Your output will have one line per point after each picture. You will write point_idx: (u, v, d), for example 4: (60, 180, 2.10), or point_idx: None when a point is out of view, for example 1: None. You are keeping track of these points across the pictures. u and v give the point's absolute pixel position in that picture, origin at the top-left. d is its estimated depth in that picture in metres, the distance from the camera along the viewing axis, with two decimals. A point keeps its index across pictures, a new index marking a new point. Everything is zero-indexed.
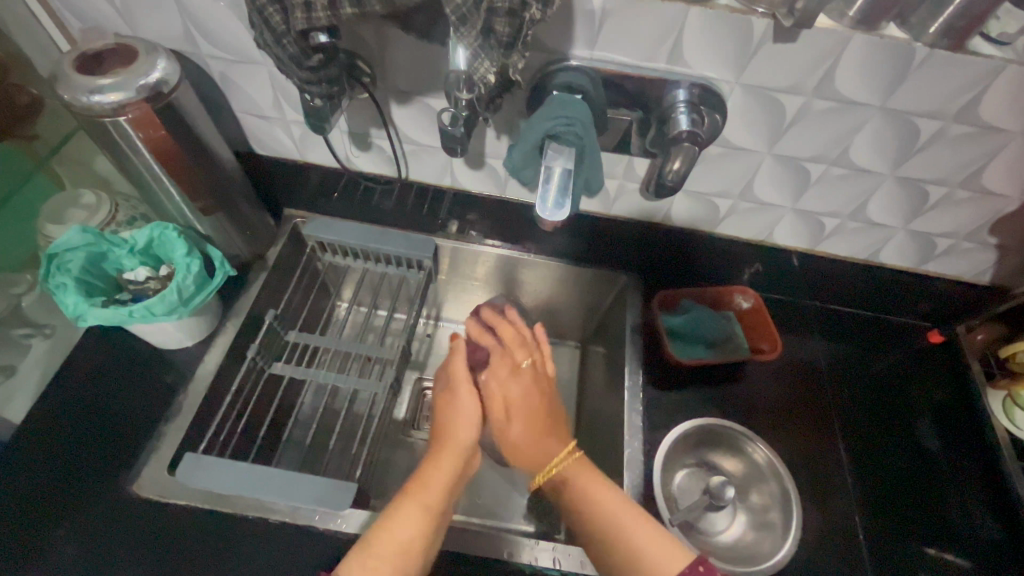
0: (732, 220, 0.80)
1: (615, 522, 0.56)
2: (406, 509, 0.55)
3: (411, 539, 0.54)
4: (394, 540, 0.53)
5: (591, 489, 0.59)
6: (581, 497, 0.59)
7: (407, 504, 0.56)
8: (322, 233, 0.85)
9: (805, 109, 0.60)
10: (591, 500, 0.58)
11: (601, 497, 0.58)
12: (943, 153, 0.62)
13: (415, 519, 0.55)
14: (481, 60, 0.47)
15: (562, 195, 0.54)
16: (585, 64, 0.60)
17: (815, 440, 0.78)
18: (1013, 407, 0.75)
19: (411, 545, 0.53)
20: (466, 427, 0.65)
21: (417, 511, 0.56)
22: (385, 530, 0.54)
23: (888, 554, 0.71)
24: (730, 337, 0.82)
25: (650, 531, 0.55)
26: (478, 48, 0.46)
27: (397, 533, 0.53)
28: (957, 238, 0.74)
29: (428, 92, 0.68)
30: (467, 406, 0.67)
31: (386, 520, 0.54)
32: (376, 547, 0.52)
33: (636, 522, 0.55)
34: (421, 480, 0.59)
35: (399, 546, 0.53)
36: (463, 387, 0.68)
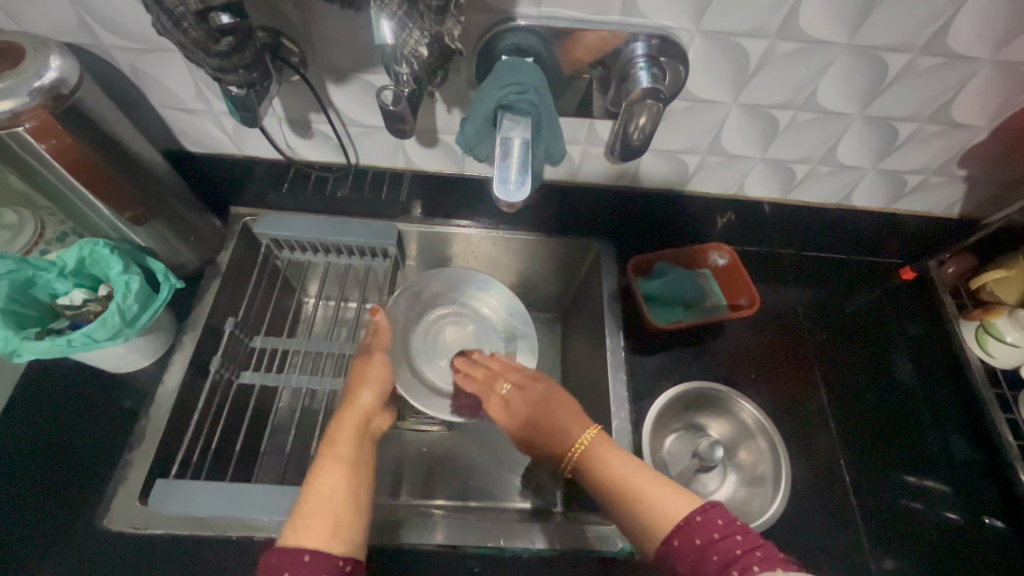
0: (701, 177, 0.76)
1: (626, 480, 0.53)
2: (327, 470, 0.55)
3: (339, 490, 0.53)
4: (318, 497, 0.52)
5: (601, 459, 0.56)
6: (609, 471, 0.55)
7: (326, 471, 0.55)
8: (277, 229, 0.82)
9: (770, 52, 0.56)
10: (597, 465, 0.56)
11: (618, 463, 0.55)
12: (912, 88, 0.59)
13: (339, 478, 0.55)
14: (409, 31, 0.44)
15: (522, 169, 0.49)
16: (534, 23, 0.55)
17: (796, 387, 0.79)
18: (987, 336, 0.76)
19: (336, 498, 0.53)
20: (370, 389, 0.65)
21: (339, 471, 0.55)
22: (309, 492, 0.53)
23: (871, 487, 0.73)
24: (706, 296, 0.81)
25: (654, 486, 0.52)
26: (403, 16, 0.44)
27: (321, 489, 0.53)
28: (927, 174, 0.72)
29: (365, 68, 0.62)
30: (378, 370, 0.67)
31: (310, 482, 0.54)
32: (309, 508, 0.51)
33: (642, 480, 0.53)
34: (331, 442, 0.59)
35: (328, 500, 0.52)
36: (378, 358, 0.68)
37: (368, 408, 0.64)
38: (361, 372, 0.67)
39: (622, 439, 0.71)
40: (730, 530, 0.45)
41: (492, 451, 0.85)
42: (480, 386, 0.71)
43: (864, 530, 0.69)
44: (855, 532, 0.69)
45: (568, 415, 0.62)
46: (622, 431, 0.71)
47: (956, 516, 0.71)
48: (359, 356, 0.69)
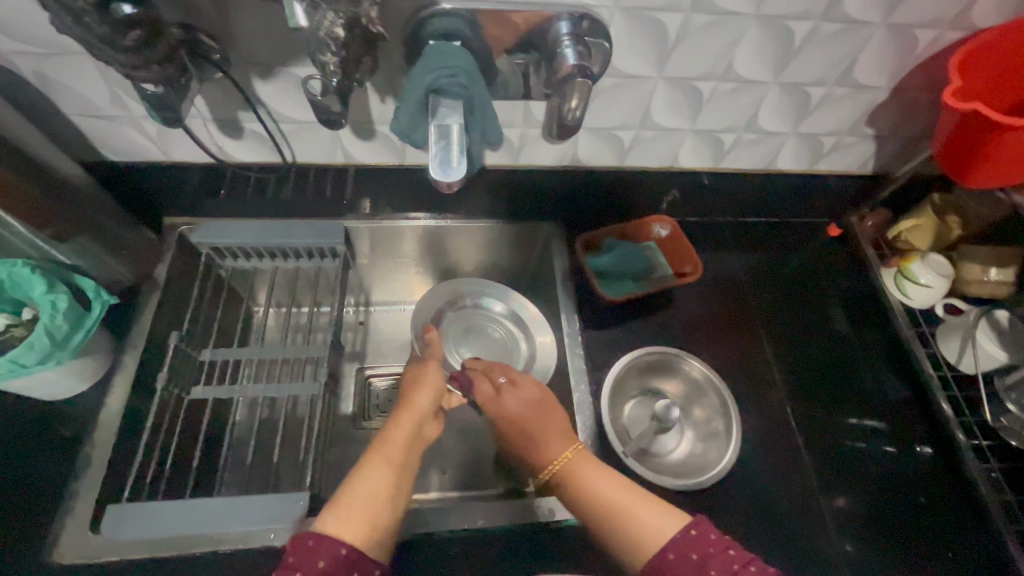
0: (636, 152, 0.78)
1: (608, 503, 0.55)
2: (372, 467, 0.54)
3: (375, 495, 0.53)
4: (363, 493, 0.52)
5: (591, 476, 0.58)
6: (582, 485, 0.58)
7: (375, 466, 0.55)
8: (216, 237, 0.79)
9: (686, 25, 0.58)
10: (587, 483, 0.57)
11: (598, 482, 0.57)
12: (818, 53, 0.63)
13: (381, 476, 0.54)
14: (322, 12, 0.45)
15: (460, 152, 0.50)
16: (458, 7, 0.55)
17: (744, 348, 0.84)
18: (903, 280, 0.83)
19: (377, 496, 0.53)
20: (427, 390, 0.64)
21: (385, 472, 0.55)
22: (353, 488, 0.53)
23: (819, 434, 0.78)
24: (654, 266, 0.84)
25: (651, 505, 0.54)
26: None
27: (363, 486, 0.53)
28: (841, 135, 0.77)
29: (291, 62, 0.60)
30: (434, 377, 0.65)
31: (354, 478, 0.54)
32: (347, 501, 0.52)
33: (636, 501, 0.54)
34: (383, 441, 0.58)
35: (369, 494, 0.53)
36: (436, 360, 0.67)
37: (423, 414, 0.61)
38: (418, 376, 0.65)
39: (585, 412, 0.73)
40: (726, 546, 0.48)
41: (461, 440, 0.85)
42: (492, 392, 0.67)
43: (816, 474, 0.75)
44: (808, 476, 0.74)
45: (547, 428, 0.63)
46: (584, 403, 0.73)
47: (895, 450, 0.77)
48: (418, 360, 0.67)
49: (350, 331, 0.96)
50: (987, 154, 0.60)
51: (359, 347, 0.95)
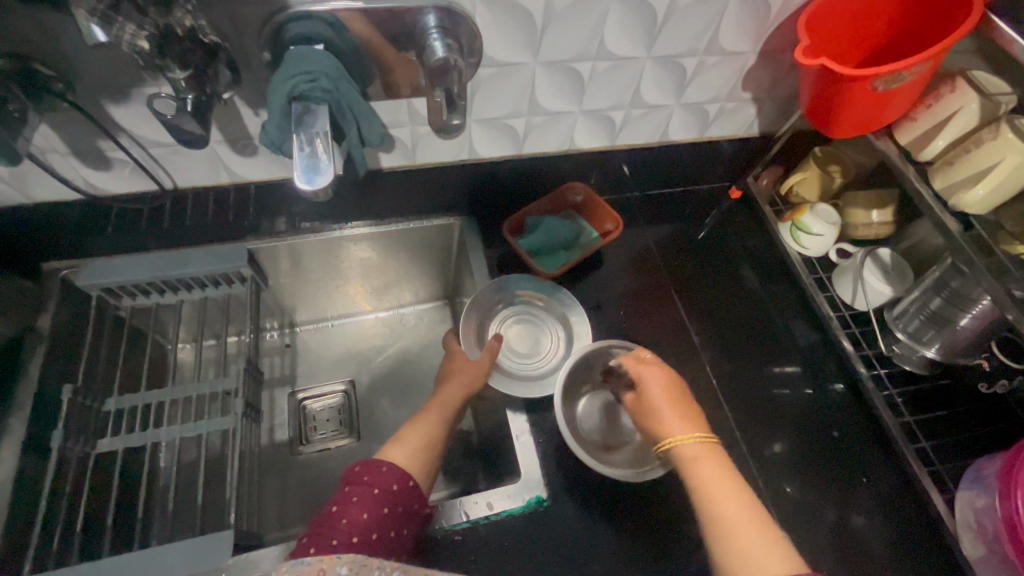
0: (533, 139, 0.79)
1: (738, 518, 0.52)
2: (428, 415, 0.67)
3: (431, 434, 0.65)
4: (416, 435, 0.64)
5: (716, 478, 0.55)
6: (701, 481, 0.56)
7: (431, 410, 0.68)
8: (103, 277, 0.73)
9: (549, 9, 0.59)
10: (712, 489, 0.55)
11: (725, 492, 0.54)
12: (681, 25, 0.65)
13: (433, 421, 0.67)
14: (117, 26, 0.43)
15: (325, 158, 0.49)
16: (313, 8, 0.54)
17: (663, 316, 0.88)
18: (797, 231, 0.87)
19: (429, 439, 0.65)
20: (473, 364, 0.75)
21: (434, 416, 0.68)
22: (410, 429, 0.66)
23: (741, 386, 0.84)
24: (580, 232, 0.88)
25: (765, 533, 0.50)
26: (105, 12, 0.42)
27: (419, 429, 0.65)
28: (722, 101, 0.80)
29: (146, 83, 0.57)
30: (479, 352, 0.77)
31: (411, 422, 0.66)
32: (406, 436, 0.64)
33: (753, 523, 0.51)
34: (442, 391, 0.71)
35: (423, 437, 0.64)
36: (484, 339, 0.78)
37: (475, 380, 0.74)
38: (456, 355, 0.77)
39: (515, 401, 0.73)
40: None
41: None
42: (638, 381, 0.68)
43: (739, 425, 0.80)
44: (733, 432, 0.80)
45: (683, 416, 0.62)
46: None
47: (812, 391, 0.83)
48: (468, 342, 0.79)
49: (276, 355, 0.93)
50: (840, 107, 0.64)
51: (286, 370, 0.92)
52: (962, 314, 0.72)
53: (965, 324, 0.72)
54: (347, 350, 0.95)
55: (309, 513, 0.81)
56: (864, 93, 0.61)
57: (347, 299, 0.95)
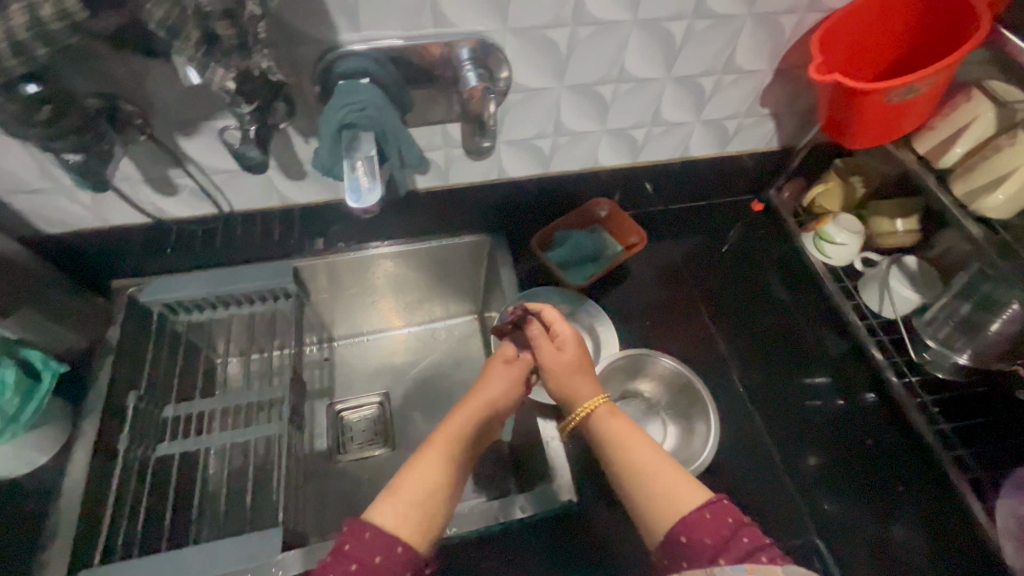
0: (558, 158, 0.83)
1: (646, 464, 0.55)
2: (433, 460, 0.55)
3: (432, 488, 0.53)
4: (418, 487, 0.53)
5: (624, 434, 0.58)
6: (614, 439, 0.58)
7: (429, 452, 0.56)
8: (166, 293, 0.81)
9: (573, 38, 0.64)
10: (625, 445, 0.57)
11: (636, 444, 0.57)
12: (698, 47, 0.69)
13: (439, 468, 0.55)
14: (211, 70, 0.48)
15: (370, 180, 0.54)
16: (360, 47, 0.60)
17: (688, 328, 0.90)
18: (822, 241, 0.89)
19: (434, 490, 0.53)
20: (498, 384, 0.65)
21: (441, 458, 0.56)
22: (407, 480, 0.53)
23: (770, 395, 0.84)
24: (605, 246, 0.91)
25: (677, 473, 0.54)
26: (201, 59, 0.47)
27: (421, 479, 0.53)
28: (741, 117, 0.83)
29: (211, 117, 0.63)
30: (505, 372, 0.66)
31: (411, 468, 0.55)
32: (406, 488, 0.53)
33: (664, 469, 0.54)
34: (455, 418, 0.61)
35: (426, 489, 0.53)
36: (497, 363, 0.67)
37: (499, 404, 0.64)
38: (486, 371, 0.67)
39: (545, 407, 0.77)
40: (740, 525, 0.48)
41: None
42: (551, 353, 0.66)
43: (768, 437, 0.80)
44: (764, 445, 0.79)
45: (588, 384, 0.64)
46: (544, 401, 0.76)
47: (844, 402, 0.83)
48: (492, 363, 0.68)
49: (316, 368, 0.97)
50: (856, 119, 0.66)
51: (325, 383, 0.97)
52: (992, 319, 0.73)
53: (996, 329, 0.73)
54: (382, 364, 1.00)
55: (347, 519, 0.84)
56: (878, 105, 0.63)
57: (383, 314, 1.00)
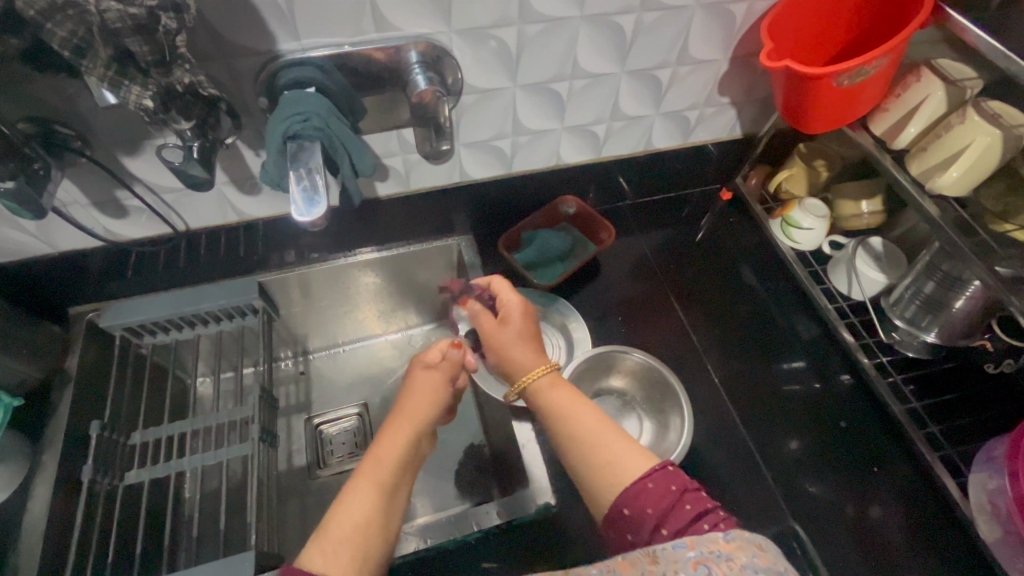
0: (520, 157, 0.82)
1: (592, 433, 0.55)
2: (359, 493, 0.55)
3: (364, 519, 0.53)
4: (349, 523, 0.52)
5: (570, 402, 0.59)
6: (559, 410, 0.59)
7: (357, 485, 0.56)
8: (126, 317, 0.78)
9: (521, 36, 0.63)
10: (570, 414, 0.58)
11: (580, 414, 0.57)
12: (649, 40, 0.69)
13: (367, 497, 0.54)
14: (125, 89, 0.47)
15: (315, 190, 0.52)
16: (302, 56, 0.58)
17: (662, 321, 0.90)
18: (789, 227, 0.89)
19: (365, 522, 0.53)
20: (421, 396, 0.65)
21: (369, 488, 0.55)
22: (336, 518, 0.53)
23: (746, 383, 0.84)
24: (574, 243, 0.91)
25: (621, 440, 0.54)
26: (113, 77, 0.46)
27: (350, 513, 0.53)
28: (700, 107, 0.83)
29: (154, 135, 0.62)
30: (429, 384, 0.67)
31: (341, 503, 0.54)
32: (334, 530, 0.52)
33: (611, 437, 0.55)
34: (380, 439, 0.61)
35: (355, 522, 0.52)
36: (421, 371, 0.68)
37: (425, 415, 0.64)
38: (410, 385, 0.67)
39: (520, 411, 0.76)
40: (681, 494, 0.48)
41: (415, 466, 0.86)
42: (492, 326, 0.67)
43: (744, 425, 0.80)
44: (741, 435, 0.79)
45: (532, 352, 0.64)
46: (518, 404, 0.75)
47: (820, 386, 0.83)
48: (414, 374, 0.68)
49: (291, 384, 0.96)
50: (809, 104, 0.66)
51: (301, 398, 0.95)
52: (956, 296, 0.73)
53: (960, 306, 0.73)
54: (359, 375, 0.98)
55: None
56: (830, 90, 0.63)
57: (357, 325, 0.99)
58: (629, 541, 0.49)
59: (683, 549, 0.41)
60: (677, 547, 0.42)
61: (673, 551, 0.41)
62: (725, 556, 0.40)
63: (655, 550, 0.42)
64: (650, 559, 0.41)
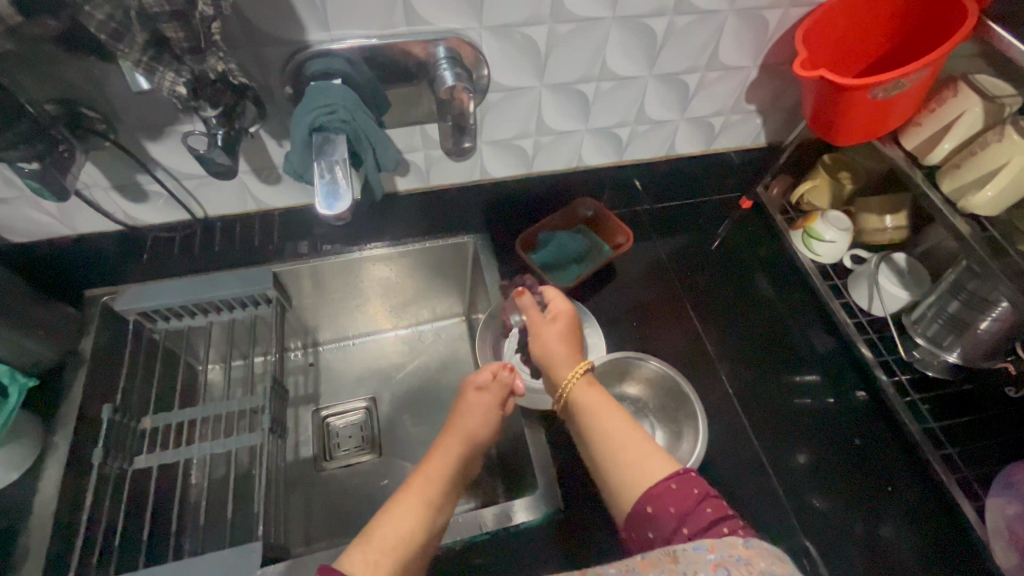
0: (542, 157, 0.81)
1: (613, 433, 0.57)
2: (405, 506, 0.56)
3: (406, 533, 0.54)
4: (392, 535, 0.53)
5: (599, 404, 0.60)
6: (586, 408, 0.60)
7: (403, 499, 0.57)
8: (141, 302, 0.78)
9: (551, 36, 0.62)
10: (599, 415, 0.59)
11: (606, 417, 0.59)
12: (681, 43, 0.68)
13: (413, 513, 0.56)
14: (158, 74, 0.47)
15: (340, 184, 0.52)
16: (330, 48, 0.58)
17: (676, 327, 0.89)
18: (810, 239, 0.88)
19: (407, 533, 0.54)
20: (472, 417, 0.66)
21: (414, 503, 0.57)
22: (381, 527, 0.54)
23: (760, 395, 0.83)
24: (592, 246, 0.90)
25: (642, 441, 0.56)
26: (148, 62, 0.46)
27: (393, 524, 0.54)
28: (726, 114, 0.82)
29: (178, 121, 0.62)
30: (480, 406, 0.67)
31: (386, 514, 0.56)
32: (377, 536, 0.53)
33: (634, 439, 0.56)
34: (428, 458, 0.63)
35: (397, 533, 0.54)
36: (471, 390, 0.69)
37: (473, 437, 0.65)
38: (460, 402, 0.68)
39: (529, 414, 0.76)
40: (703, 498, 0.49)
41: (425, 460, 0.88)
42: (537, 320, 0.71)
43: (757, 438, 0.79)
44: (753, 448, 0.78)
45: (571, 353, 0.67)
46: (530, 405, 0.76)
47: (834, 400, 0.82)
48: (466, 391, 0.69)
49: (300, 374, 0.96)
50: (841, 116, 0.65)
51: (310, 389, 0.95)
52: (982, 317, 0.72)
53: (985, 327, 0.72)
54: (369, 367, 0.98)
55: (334, 527, 0.83)
56: (864, 102, 0.62)
57: (366, 318, 0.98)
58: (649, 541, 0.50)
59: (704, 551, 0.41)
60: (697, 548, 0.42)
61: (694, 553, 0.41)
62: (745, 560, 0.40)
63: (676, 551, 0.42)
64: (671, 559, 0.42)
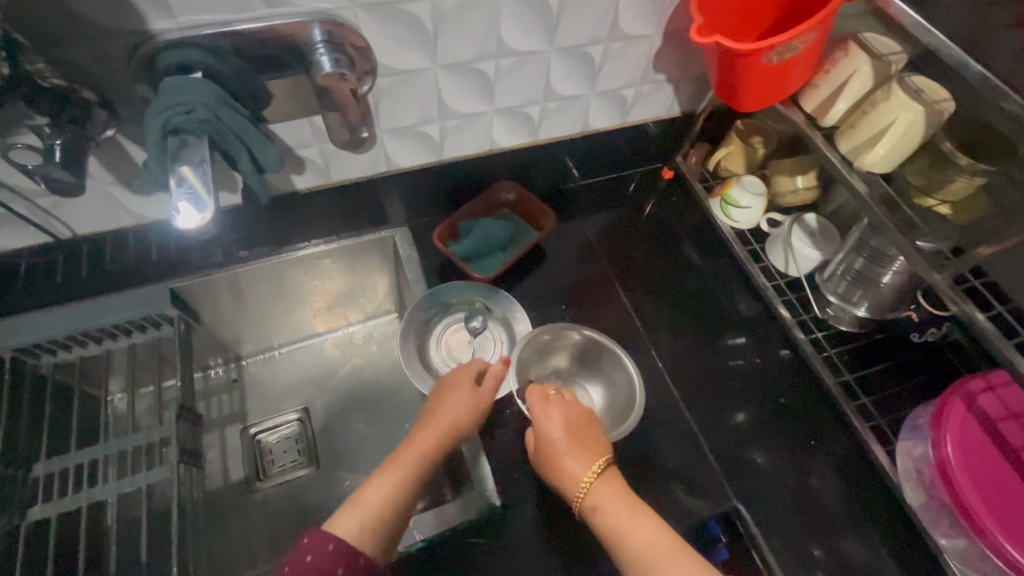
0: (452, 143, 0.77)
1: (645, 546, 0.55)
2: (389, 475, 0.60)
3: (390, 500, 0.58)
4: (376, 502, 0.57)
5: (622, 516, 0.58)
6: (613, 521, 0.58)
7: (388, 467, 0.60)
8: (13, 335, 0.69)
9: (436, 12, 0.58)
10: (622, 527, 0.57)
11: (636, 530, 0.56)
12: (577, 14, 0.65)
13: (396, 480, 0.59)
14: None
15: (204, 193, 0.46)
16: (181, 37, 0.51)
17: (607, 306, 0.88)
18: (727, 206, 0.88)
19: (390, 501, 0.58)
20: (455, 406, 0.67)
21: (397, 472, 0.60)
22: (367, 492, 0.58)
23: (692, 363, 0.84)
24: (515, 232, 0.88)
25: (679, 556, 0.53)
26: None
27: (378, 492, 0.58)
28: (636, 85, 0.80)
29: (14, 131, 0.53)
30: (464, 397, 0.68)
31: (372, 479, 0.59)
32: (363, 499, 0.57)
33: (668, 551, 0.54)
34: (414, 436, 0.64)
35: (382, 501, 0.57)
36: (459, 379, 0.70)
37: (458, 422, 0.66)
38: (449, 386, 0.70)
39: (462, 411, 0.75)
40: None
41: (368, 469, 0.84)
42: (541, 416, 0.67)
43: (689, 407, 0.80)
44: (687, 419, 0.79)
45: (586, 451, 0.64)
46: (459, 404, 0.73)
47: (761, 360, 0.84)
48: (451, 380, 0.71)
49: (222, 393, 0.89)
50: (743, 81, 0.64)
51: (234, 407, 0.88)
52: (884, 272, 0.75)
53: (888, 280, 0.75)
54: (299, 377, 0.92)
55: (274, 548, 0.78)
56: (760, 67, 0.61)
57: (289, 327, 0.92)
58: None
59: None
60: None
61: None
62: None
63: None
64: None
